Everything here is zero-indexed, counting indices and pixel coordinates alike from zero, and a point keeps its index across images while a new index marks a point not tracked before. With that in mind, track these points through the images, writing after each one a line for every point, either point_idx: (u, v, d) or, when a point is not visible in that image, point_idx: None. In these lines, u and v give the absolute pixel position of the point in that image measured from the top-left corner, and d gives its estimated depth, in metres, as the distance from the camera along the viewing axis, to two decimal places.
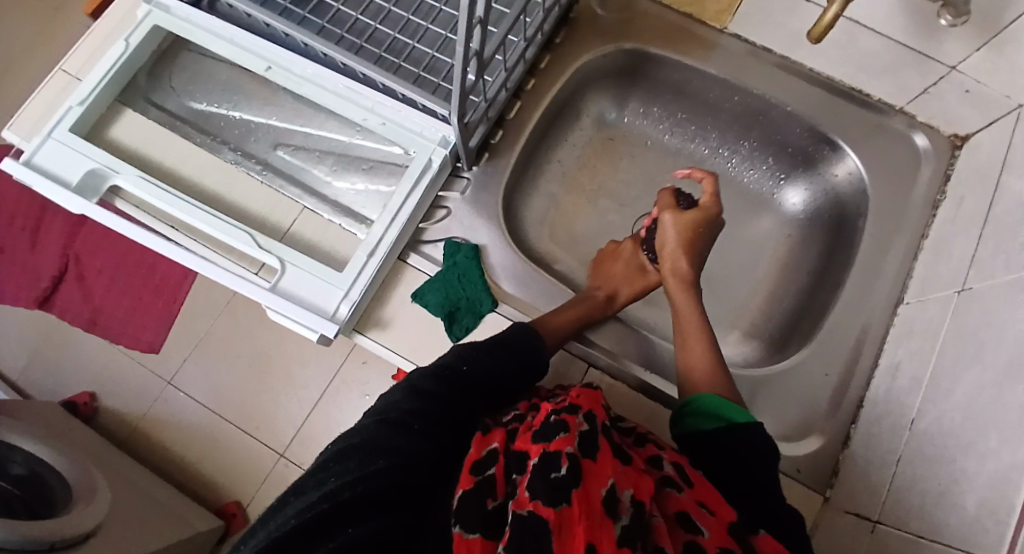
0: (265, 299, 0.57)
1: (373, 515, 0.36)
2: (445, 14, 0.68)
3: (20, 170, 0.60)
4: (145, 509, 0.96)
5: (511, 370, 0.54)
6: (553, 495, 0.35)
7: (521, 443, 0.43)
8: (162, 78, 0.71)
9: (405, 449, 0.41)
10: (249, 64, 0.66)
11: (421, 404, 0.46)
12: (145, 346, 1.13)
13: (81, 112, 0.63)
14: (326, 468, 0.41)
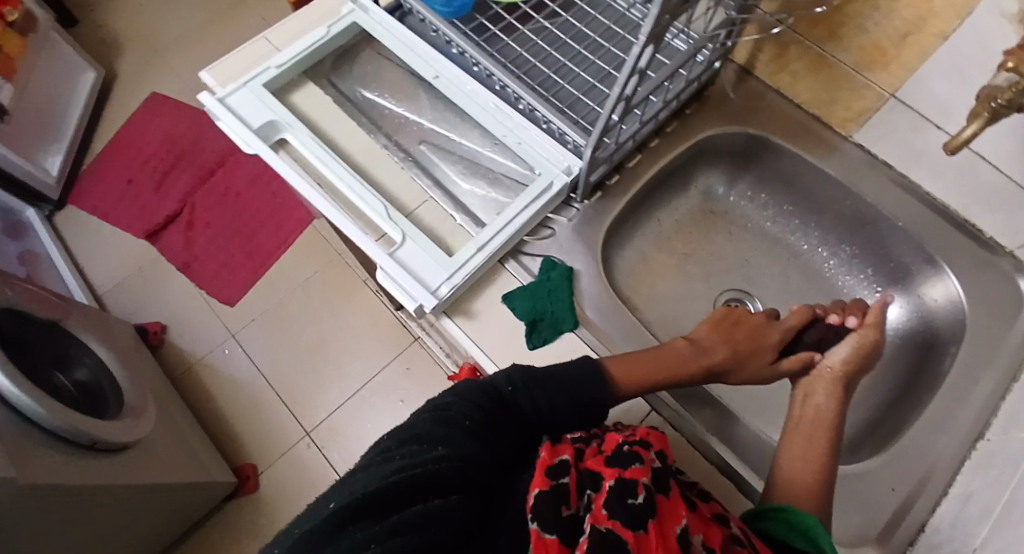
0: (383, 262, 0.65)
1: (446, 492, 0.43)
2: (596, 66, 0.76)
3: (218, 106, 0.71)
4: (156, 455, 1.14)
5: (568, 407, 0.57)
6: (632, 520, 0.43)
7: (594, 465, 0.50)
8: (344, 66, 0.82)
9: (464, 444, 0.48)
10: (418, 67, 0.76)
11: (472, 408, 0.52)
12: None
13: (276, 75, 0.74)
14: (388, 450, 0.46)
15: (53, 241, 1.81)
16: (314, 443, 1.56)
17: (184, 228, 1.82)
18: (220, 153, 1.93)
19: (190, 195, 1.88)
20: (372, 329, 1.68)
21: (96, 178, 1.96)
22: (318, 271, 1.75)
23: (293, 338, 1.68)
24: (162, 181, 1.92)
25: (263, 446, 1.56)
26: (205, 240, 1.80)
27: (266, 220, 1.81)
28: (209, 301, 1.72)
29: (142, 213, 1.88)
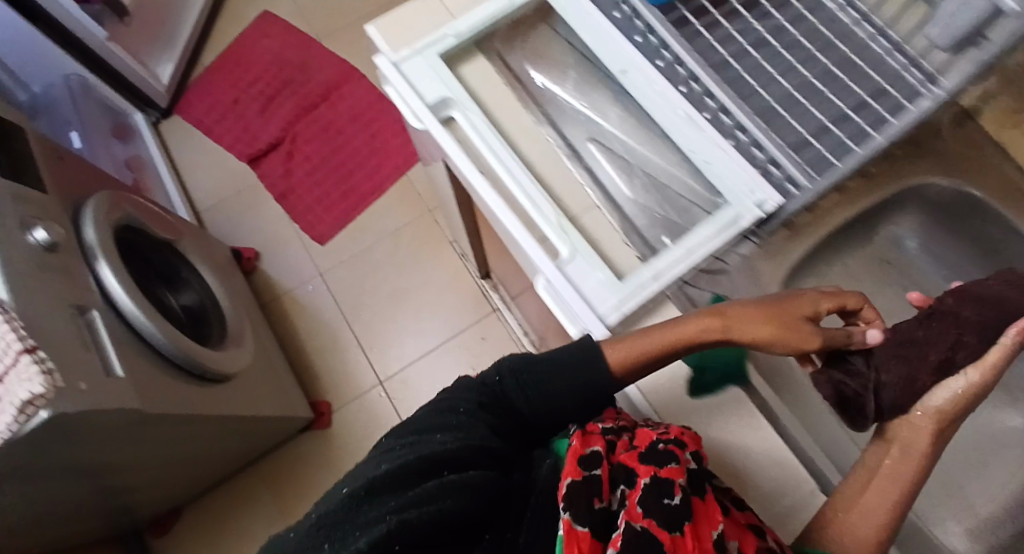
0: (550, 274, 0.62)
1: (457, 469, 0.50)
2: (806, 83, 0.68)
3: (394, 72, 0.66)
4: (251, 391, 1.18)
5: (560, 393, 0.59)
6: (669, 522, 0.45)
7: (629, 459, 0.52)
8: (518, 41, 0.75)
9: (467, 430, 0.54)
10: (606, 57, 0.69)
11: (473, 397, 0.58)
12: (317, 237, 1.72)
13: (452, 44, 0.69)
14: (397, 441, 0.52)
15: (159, 150, 1.82)
16: (387, 393, 1.58)
17: (284, 157, 1.81)
18: (325, 85, 1.89)
19: (293, 125, 1.85)
20: (454, 291, 1.66)
21: (201, 91, 1.92)
22: (407, 223, 1.72)
23: (377, 288, 1.68)
24: (267, 105, 1.89)
25: (338, 386, 1.60)
26: (303, 173, 1.79)
27: (363, 162, 1.79)
28: (301, 236, 1.73)
29: (243, 135, 1.86)
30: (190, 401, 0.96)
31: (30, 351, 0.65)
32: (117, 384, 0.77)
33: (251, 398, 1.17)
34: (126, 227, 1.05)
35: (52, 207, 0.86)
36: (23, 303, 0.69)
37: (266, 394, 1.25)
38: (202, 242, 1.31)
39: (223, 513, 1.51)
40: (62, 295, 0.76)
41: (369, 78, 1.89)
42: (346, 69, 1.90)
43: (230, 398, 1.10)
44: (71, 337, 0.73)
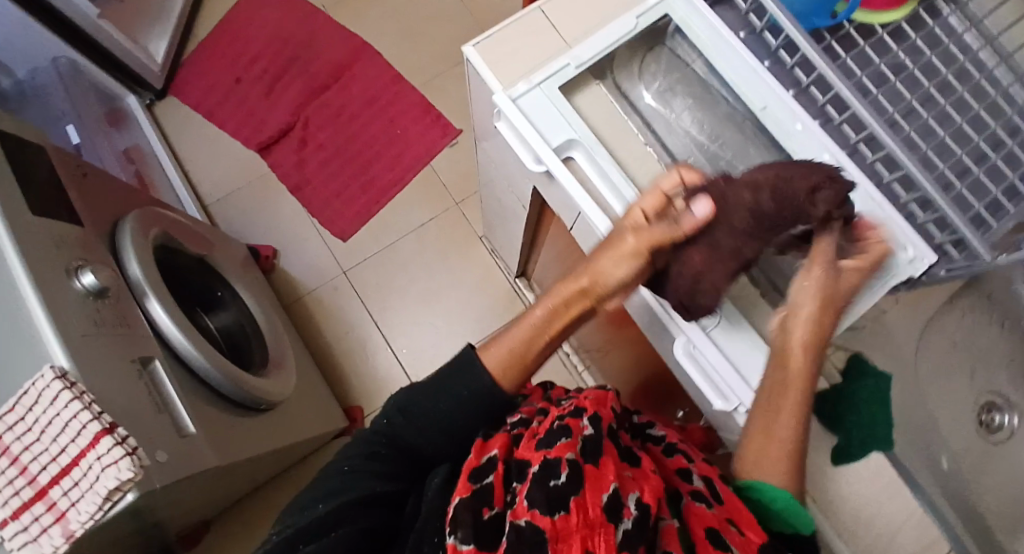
0: (694, 337, 0.65)
1: (321, 531, 0.51)
2: (944, 110, 0.63)
3: (512, 109, 0.61)
4: (300, 410, 1.15)
5: (452, 408, 0.61)
6: (551, 504, 0.46)
7: (524, 452, 0.53)
8: (632, 61, 0.69)
9: (351, 488, 0.56)
10: (745, 91, 0.63)
11: (359, 459, 0.59)
12: (335, 230, 1.62)
13: (573, 75, 0.62)
14: (289, 518, 0.56)
15: (157, 135, 1.66)
16: None
17: (298, 144, 1.69)
18: (338, 64, 1.75)
19: (304, 108, 1.73)
20: (484, 289, 1.58)
21: (201, 69, 1.77)
22: (432, 218, 1.63)
23: (404, 286, 1.59)
24: (273, 86, 1.75)
25: (368, 389, 1.52)
26: (318, 161, 1.68)
27: (383, 150, 1.67)
28: (320, 231, 1.63)
29: (251, 118, 1.72)
30: (256, 437, 0.92)
31: (110, 430, 0.60)
32: (192, 443, 0.73)
33: (298, 416, 1.13)
34: (163, 246, 0.98)
35: (91, 243, 0.79)
36: (87, 370, 0.63)
37: (311, 411, 1.20)
38: (223, 249, 1.22)
39: (246, 520, 1.42)
40: (123, 349, 0.71)
41: (385, 57, 1.76)
42: (359, 46, 1.76)
43: (282, 421, 1.05)
44: (142, 401, 0.68)
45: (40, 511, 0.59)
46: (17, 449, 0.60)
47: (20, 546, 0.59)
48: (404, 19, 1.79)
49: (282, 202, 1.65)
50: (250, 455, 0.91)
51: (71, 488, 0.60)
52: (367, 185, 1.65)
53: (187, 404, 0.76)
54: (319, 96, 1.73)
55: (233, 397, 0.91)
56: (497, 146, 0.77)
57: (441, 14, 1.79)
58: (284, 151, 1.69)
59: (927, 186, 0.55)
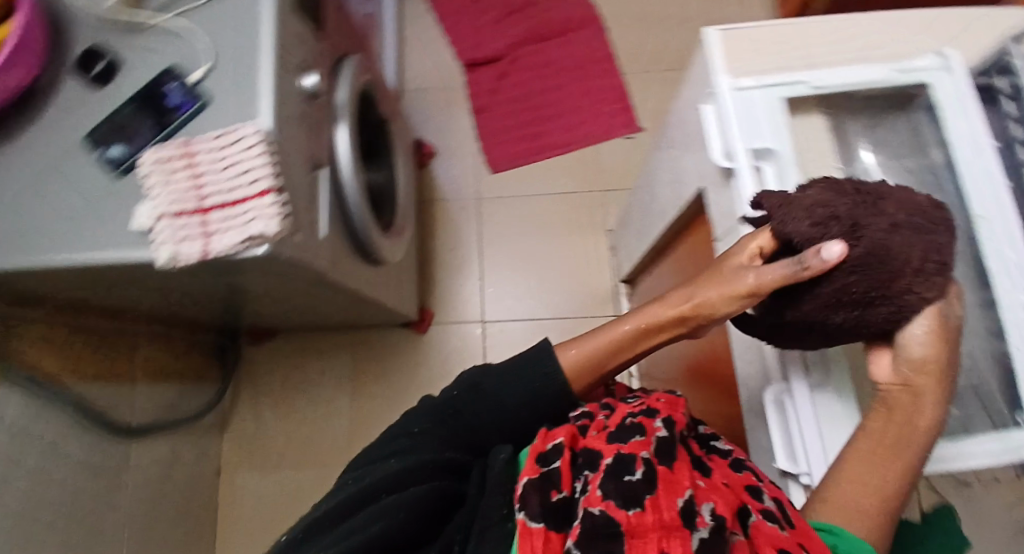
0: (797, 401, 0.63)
1: (398, 488, 0.55)
2: None
3: (730, 99, 0.63)
4: (390, 285, 1.23)
5: (517, 397, 0.66)
6: (626, 498, 0.46)
7: (594, 443, 0.54)
8: (864, 113, 0.69)
9: (419, 451, 0.60)
10: (973, 190, 0.62)
11: (424, 426, 0.63)
12: (489, 162, 1.71)
13: (803, 94, 0.64)
14: (358, 470, 0.60)
15: (392, 13, 1.81)
16: (485, 336, 1.56)
17: (497, 74, 1.78)
18: (567, 22, 1.82)
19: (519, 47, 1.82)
20: (587, 277, 1.61)
21: None
22: (574, 192, 1.67)
23: (522, 239, 1.64)
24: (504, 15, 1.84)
25: (446, 306, 1.59)
26: (507, 97, 1.76)
27: (566, 113, 1.72)
28: (476, 156, 1.72)
29: (471, 34, 1.83)
30: (356, 280, 1.02)
31: (277, 192, 0.70)
32: (316, 245, 0.82)
33: (387, 289, 1.22)
34: (364, 93, 1.09)
35: (321, 55, 0.90)
36: (281, 140, 0.73)
37: (395, 292, 1.29)
38: (400, 124, 1.32)
39: (295, 358, 1.54)
40: (306, 146, 0.81)
41: (609, 35, 1.81)
42: (592, 16, 1.82)
43: (376, 284, 1.15)
44: (302, 190, 0.78)
45: (193, 221, 0.70)
46: (201, 167, 0.71)
47: (164, 239, 0.69)
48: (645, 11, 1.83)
49: (459, 117, 1.75)
50: (344, 291, 1.01)
51: (225, 217, 0.70)
52: (536, 137, 1.71)
53: (327, 215, 0.86)
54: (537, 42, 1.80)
55: (357, 239, 1.01)
56: (687, 137, 0.79)
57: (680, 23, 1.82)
58: (484, 74, 1.78)
59: None
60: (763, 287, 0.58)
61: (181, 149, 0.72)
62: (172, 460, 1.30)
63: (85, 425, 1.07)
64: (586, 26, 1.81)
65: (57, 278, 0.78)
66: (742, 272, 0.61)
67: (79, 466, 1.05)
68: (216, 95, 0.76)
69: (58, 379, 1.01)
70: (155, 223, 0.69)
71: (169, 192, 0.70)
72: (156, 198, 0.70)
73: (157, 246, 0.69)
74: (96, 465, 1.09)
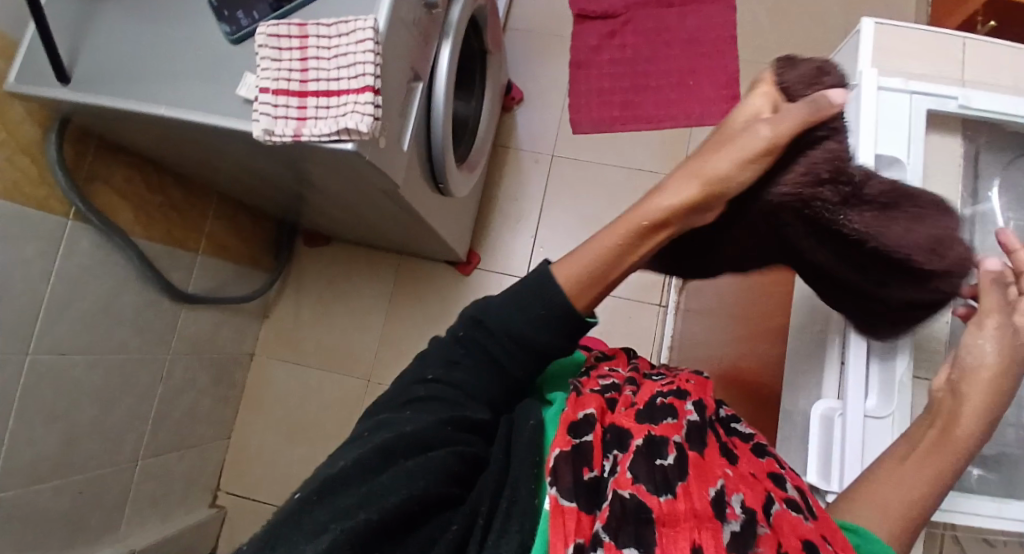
0: (852, 414, 0.63)
1: (420, 450, 0.50)
2: None
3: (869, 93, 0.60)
4: (451, 217, 1.24)
5: (545, 337, 0.58)
6: (660, 486, 0.46)
7: (624, 419, 0.53)
8: (997, 146, 0.68)
9: (441, 406, 0.55)
10: None
11: (440, 373, 0.58)
12: (574, 120, 1.67)
13: (951, 110, 0.62)
14: (370, 425, 0.55)
15: None
16: None
17: (606, 33, 1.70)
18: None
19: None
20: None
21: None
22: (651, 171, 1.63)
23: (585, 205, 1.62)
24: None
25: (496, 253, 1.60)
26: (609, 58, 1.69)
27: (665, 89, 1.65)
28: (563, 111, 1.68)
29: None
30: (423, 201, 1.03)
31: (376, 91, 0.70)
32: (397, 156, 0.82)
33: (448, 219, 1.23)
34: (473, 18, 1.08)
35: None
36: (389, 41, 0.73)
37: (453, 226, 1.30)
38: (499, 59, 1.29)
39: (342, 266, 1.58)
40: (410, 55, 0.80)
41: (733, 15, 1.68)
42: None
43: (440, 210, 1.16)
44: (398, 100, 0.78)
45: (292, 104, 0.71)
46: (310, 54, 0.72)
47: (263, 113, 0.70)
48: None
49: (555, 67, 1.71)
50: (410, 209, 1.02)
51: (323, 106, 0.71)
52: (628, 106, 1.65)
53: (413, 128, 0.86)
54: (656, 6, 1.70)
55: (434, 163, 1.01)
56: None
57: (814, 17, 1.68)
58: (592, 29, 1.71)
59: None
60: (779, 142, 0.53)
61: (297, 29, 0.72)
62: (211, 332, 1.37)
63: (143, 279, 1.12)
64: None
65: (153, 130, 0.81)
66: (754, 127, 0.55)
67: (132, 316, 1.12)
68: None
69: (132, 231, 1.06)
70: (258, 97, 0.70)
71: (276, 69, 0.71)
72: (262, 72, 0.71)
73: (253, 121, 0.70)
74: (147, 319, 1.15)
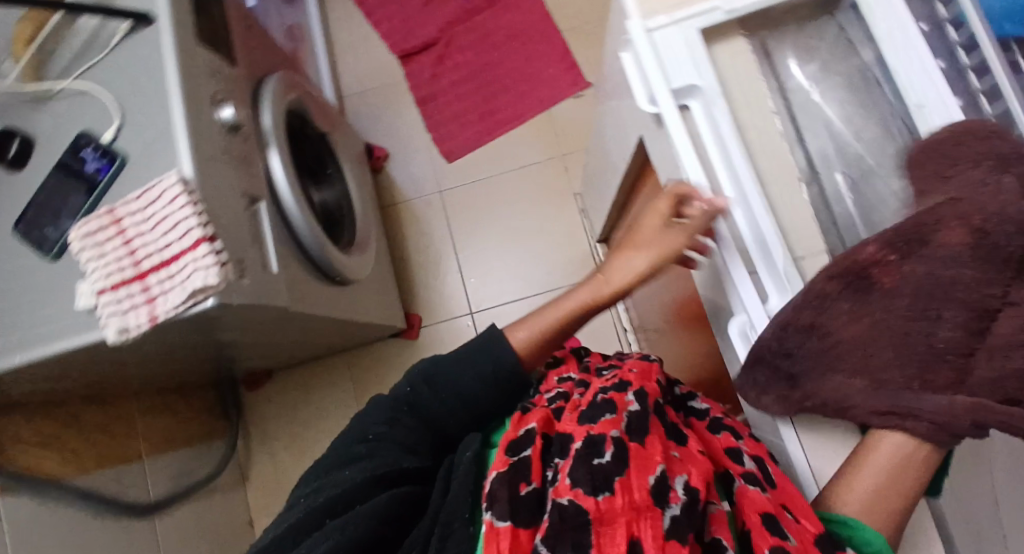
0: (757, 317, 0.59)
1: (351, 505, 0.53)
2: None
3: (644, 39, 0.60)
4: (366, 301, 1.21)
5: (476, 381, 0.66)
6: (597, 485, 0.44)
7: (566, 426, 0.52)
8: (787, 29, 0.65)
9: (373, 457, 0.58)
10: (904, 83, 0.58)
11: (385, 431, 0.61)
12: (445, 151, 1.67)
13: (720, 20, 0.60)
14: (306, 491, 0.57)
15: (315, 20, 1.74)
16: (476, 326, 1.55)
17: (435, 60, 1.72)
18: None
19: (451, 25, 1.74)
20: (566, 245, 1.58)
21: None
22: (537, 162, 1.64)
23: (493, 221, 1.62)
24: None
25: (432, 305, 1.58)
26: (450, 81, 1.70)
27: (511, 86, 1.67)
28: (431, 147, 1.68)
29: (401, 24, 1.76)
30: (327, 304, 1.00)
31: (210, 240, 0.67)
32: (270, 279, 0.79)
33: (366, 302, 1.21)
34: (295, 112, 1.06)
35: (239, 84, 0.86)
36: (206, 185, 0.70)
37: (374, 304, 1.27)
38: (342, 134, 1.28)
39: (297, 390, 1.53)
40: (239, 184, 0.78)
41: None
42: None
43: (351, 302, 1.13)
44: (240, 227, 0.75)
45: (135, 291, 0.69)
46: (133, 234, 0.69)
47: (110, 314, 0.68)
48: None
49: (405, 112, 1.71)
50: (314, 319, 0.99)
51: (166, 279, 0.68)
52: (487, 115, 1.67)
53: (276, 248, 0.83)
54: (470, 18, 1.74)
55: (318, 263, 0.98)
56: (620, 86, 0.76)
57: None
58: (423, 63, 1.72)
59: None
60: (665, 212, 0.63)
61: (108, 216, 0.70)
62: (196, 521, 1.29)
63: (96, 510, 1.05)
64: None
65: (20, 375, 0.76)
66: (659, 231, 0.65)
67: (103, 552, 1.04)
68: (131, 152, 0.73)
69: (61, 476, 1.00)
70: (100, 300, 0.68)
71: (105, 265, 0.68)
72: (93, 276, 0.68)
73: (104, 326, 0.68)
74: (123, 547, 1.09)
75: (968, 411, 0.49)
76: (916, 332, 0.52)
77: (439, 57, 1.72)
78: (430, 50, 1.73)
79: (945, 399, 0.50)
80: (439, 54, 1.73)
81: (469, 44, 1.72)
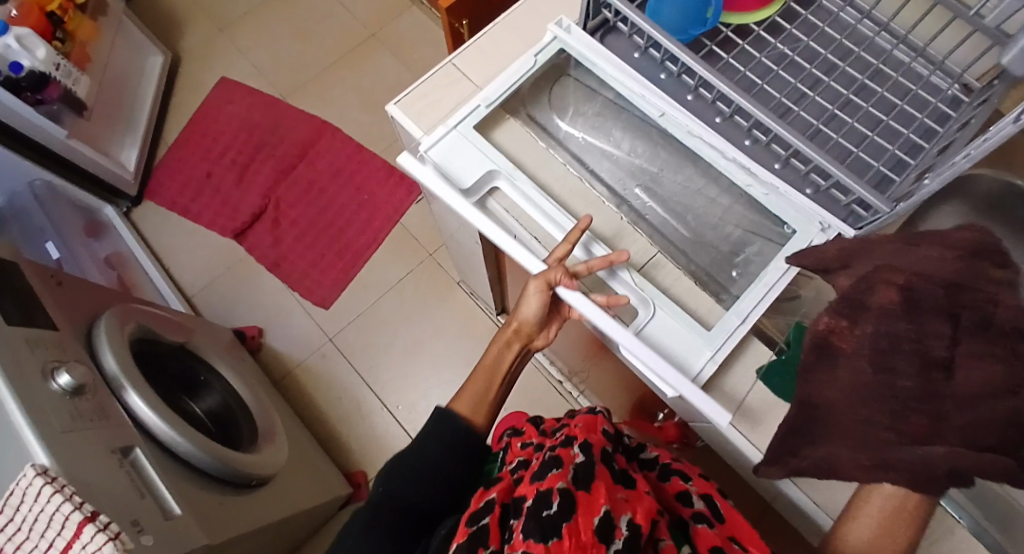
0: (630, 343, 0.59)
1: None
2: (845, 73, 0.66)
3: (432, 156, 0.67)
4: (295, 488, 1.14)
5: (441, 458, 0.63)
6: (545, 531, 0.45)
7: (522, 487, 0.52)
8: (541, 95, 0.74)
9: None
10: (641, 101, 0.68)
11: (369, 535, 0.56)
12: (318, 300, 1.65)
13: (485, 113, 0.69)
14: None
15: (134, 238, 1.68)
16: None
17: (271, 225, 1.73)
18: (301, 143, 1.81)
19: (273, 190, 1.77)
20: (468, 334, 1.59)
21: (171, 170, 1.81)
22: (408, 273, 1.66)
23: (390, 345, 1.60)
24: (243, 174, 1.79)
25: (369, 453, 1.51)
26: (293, 238, 1.71)
27: (354, 218, 1.72)
28: (302, 303, 1.66)
29: (224, 209, 1.76)
30: (254, 518, 0.93)
31: (93, 517, 0.62)
32: (178, 525, 0.73)
33: (297, 488, 1.14)
34: (142, 339, 1.01)
35: (71, 345, 0.81)
36: (69, 466, 0.65)
37: (304, 488, 1.18)
38: (207, 335, 1.24)
39: None
40: (103, 440, 0.73)
41: (344, 130, 1.81)
42: (319, 121, 1.82)
43: (278, 497, 1.05)
44: (124, 489, 0.69)
45: None
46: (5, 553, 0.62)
47: None
48: (360, 89, 1.86)
49: (263, 284, 1.68)
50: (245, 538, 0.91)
51: None
52: (343, 252, 1.69)
53: (171, 486, 0.78)
54: (290, 175, 1.78)
55: (223, 476, 0.92)
56: None
57: (396, 80, 1.86)
58: (261, 232, 1.73)
59: (800, 144, 0.59)
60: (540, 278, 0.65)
61: None
62: None
63: None
64: (320, 134, 1.81)
65: None
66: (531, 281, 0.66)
67: None
68: None
69: None
70: None
71: None
72: None
73: None
74: None
75: (944, 462, 0.46)
76: (880, 387, 0.48)
77: (274, 220, 1.74)
78: (264, 218, 1.74)
79: (921, 452, 0.47)
80: (274, 218, 1.74)
81: (297, 197, 1.76)
